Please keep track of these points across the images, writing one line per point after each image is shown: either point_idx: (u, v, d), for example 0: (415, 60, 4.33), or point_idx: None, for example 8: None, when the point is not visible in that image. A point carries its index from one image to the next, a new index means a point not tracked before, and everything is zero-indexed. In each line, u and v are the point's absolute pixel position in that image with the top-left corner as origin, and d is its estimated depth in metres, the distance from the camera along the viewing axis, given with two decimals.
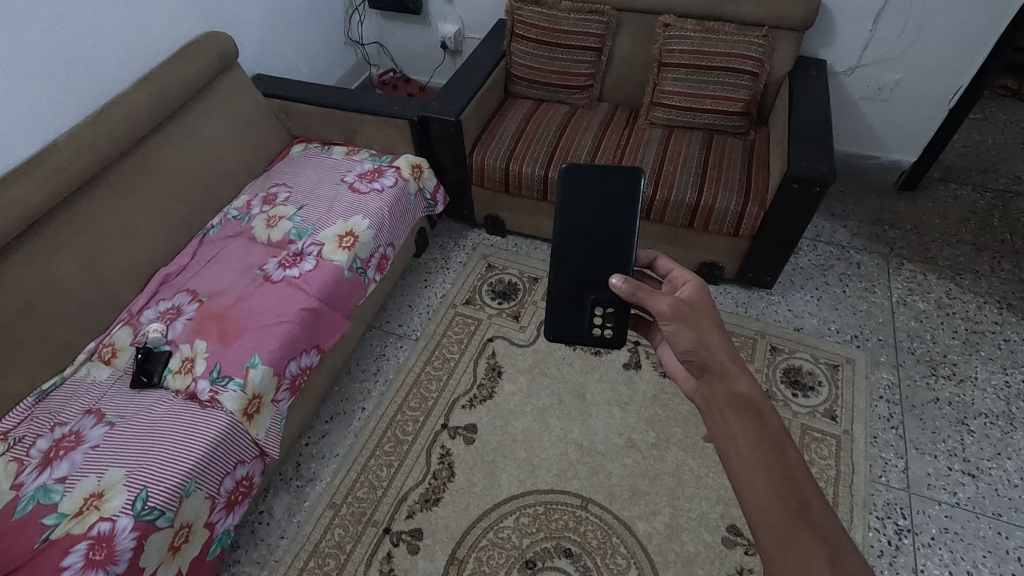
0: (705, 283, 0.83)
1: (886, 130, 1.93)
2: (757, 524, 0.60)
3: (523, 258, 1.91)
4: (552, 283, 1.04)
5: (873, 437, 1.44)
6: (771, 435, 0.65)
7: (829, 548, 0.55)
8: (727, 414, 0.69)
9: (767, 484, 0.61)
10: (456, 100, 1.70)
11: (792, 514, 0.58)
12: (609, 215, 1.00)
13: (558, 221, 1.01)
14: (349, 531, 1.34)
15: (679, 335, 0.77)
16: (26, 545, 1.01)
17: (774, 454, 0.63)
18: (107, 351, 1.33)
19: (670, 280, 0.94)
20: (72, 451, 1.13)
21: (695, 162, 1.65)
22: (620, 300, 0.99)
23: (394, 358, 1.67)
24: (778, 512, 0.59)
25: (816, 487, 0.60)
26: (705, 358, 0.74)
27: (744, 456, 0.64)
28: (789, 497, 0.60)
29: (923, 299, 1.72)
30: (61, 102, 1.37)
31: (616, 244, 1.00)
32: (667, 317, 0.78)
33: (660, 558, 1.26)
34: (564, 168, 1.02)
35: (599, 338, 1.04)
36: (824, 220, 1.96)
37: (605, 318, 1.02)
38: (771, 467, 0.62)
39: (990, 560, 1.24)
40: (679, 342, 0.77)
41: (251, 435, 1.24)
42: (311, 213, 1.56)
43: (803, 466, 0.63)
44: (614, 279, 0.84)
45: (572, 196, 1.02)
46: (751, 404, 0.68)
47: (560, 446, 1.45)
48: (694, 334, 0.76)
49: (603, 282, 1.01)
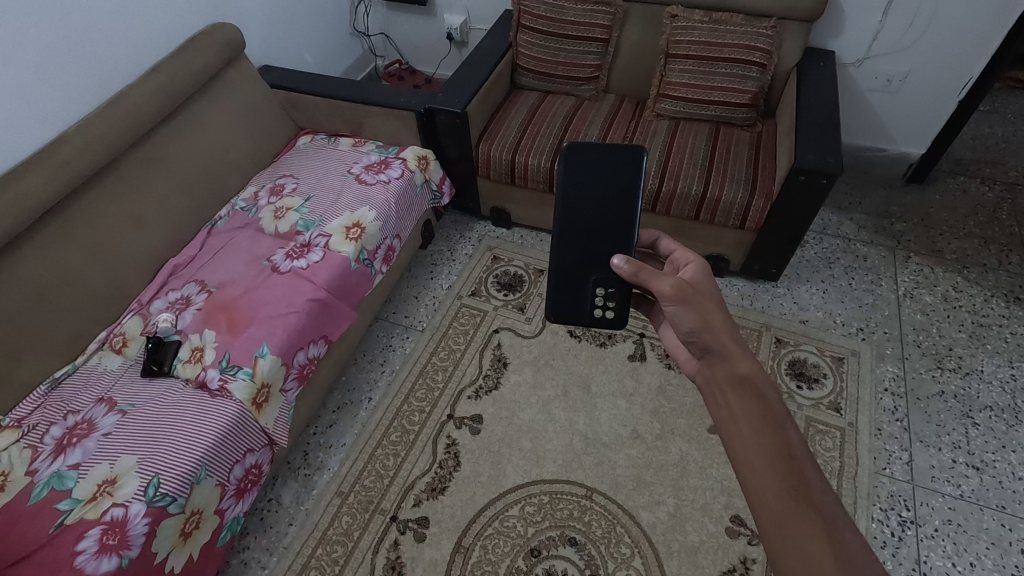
0: (707, 267, 0.85)
1: (894, 122, 1.92)
2: (757, 501, 0.60)
3: (528, 249, 1.92)
4: (554, 262, 1.04)
5: (878, 429, 1.44)
6: (772, 417, 0.65)
7: (826, 526, 0.56)
8: (728, 395, 0.69)
9: (769, 464, 0.61)
10: (462, 92, 1.70)
11: (790, 494, 0.59)
12: (611, 193, 1.02)
13: (560, 199, 1.02)
14: (357, 519, 1.36)
15: (681, 316, 0.77)
16: (41, 530, 1.03)
17: (774, 435, 0.64)
18: (118, 340, 1.35)
19: (674, 261, 0.94)
20: (85, 439, 1.15)
21: (702, 154, 1.65)
22: (623, 280, 1.00)
23: (400, 349, 1.68)
24: (777, 491, 0.59)
25: (815, 467, 0.61)
26: (707, 339, 0.74)
27: (744, 436, 0.64)
28: (790, 476, 0.60)
29: (930, 292, 1.72)
30: (70, 94, 1.38)
31: (618, 223, 1.01)
32: (669, 298, 0.77)
33: (664, 548, 1.28)
34: (566, 146, 1.02)
35: (600, 319, 1.03)
36: (831, 213, 1.95)
37: (607, 298, 1.02)
38: (770, 448, 0.62)
39: (993, 552, 1.25)
40: (681, 323, 0.77)
41: (260, 424, 1.26)
42: (318, 205, 1.57)
43: (803, 446, 0.63)
44: (615, 259, 0.82)
45: (575, 175, 1.03)
46: (752, 385, 0.68)
47: (565, 437, 1.46)
48: (695, 316, 0.76)
49: (605, 263, 1.02)
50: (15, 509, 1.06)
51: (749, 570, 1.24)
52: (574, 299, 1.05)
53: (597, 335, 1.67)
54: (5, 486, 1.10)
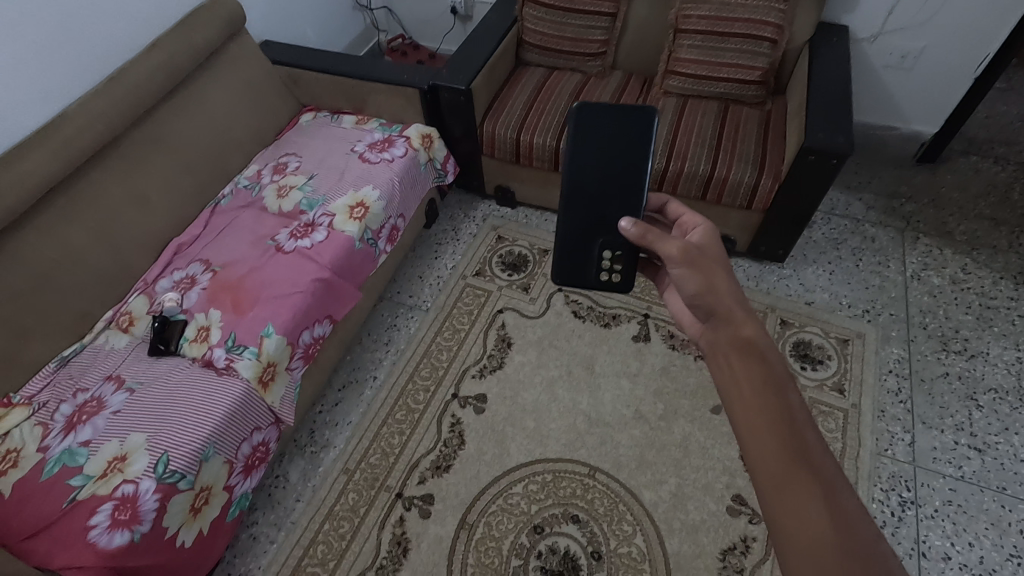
0: (713, 231, 0.84)
1: (906, 100, 1.88)
2: (755, 465, 0.60)
3: (533, 229, 1.90)
4: (561, 225, 1.04)
5: (881, 411, 1.45)
6: (774, 380, 0.65)
7: (824, 488, 0.56)
8: (731, 358, 0.68)
9: (770, 427, 0.61)
10: (467, 69, 1.67)
11: (791, 458, 0.58)
12: (619, 154, 1.00)
13: (568, 163, 1.01)
14: (363, 496, 1.38)
15: (686, 279, 0.77)
16: (55, 505, 1.05)
17: (777, 398, 0.63)
18: (124, 319, 1.36)
19: (680, 225, 0.94)
20: (95, 416, 1.17)
21: (710, 133, 1.62)
22: (630, 244, 0.99)
23: (404, 328, 1.68)
24: (777, 455, 0.59)
25: (815, 431, 0.61)
26: (710, 303, 0.74)
27: (746, 398, 0.63)
28: (789, 440, 0.60)
29: (937, 274, 1.71)
30: (69, 71, 1.36)
31: (627, 186, 0.99)
32: (675, 261, 0.78)
33: (665, 526, 1.30)
34: (575, 108, 1.00)
35: (607, 283, 1.03)
36: (840, 193, 1.93)
37: (614, 262, 1.01)
38: (772, 411, 0.62)
39: (992, 532, 1.26)
40: (686, 286, 0.77)
41: (266, 402, 1.27)
42: (322, 184, 1.56)
43: (803, 410, 0.63)
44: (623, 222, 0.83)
45: (582, 137, 1.01)
46: (755, 348, 0.68)
47: (568, 417, 1.47)
48: (700, 279, 0.76)
49: (612, 225, 1.01)
50: (28, 485, 1.08)
51: (749, 548, 1.26)
52: (581, 261, 1.05)
53: (601, 315, 1.67)
54: (17, 462, 1.11)
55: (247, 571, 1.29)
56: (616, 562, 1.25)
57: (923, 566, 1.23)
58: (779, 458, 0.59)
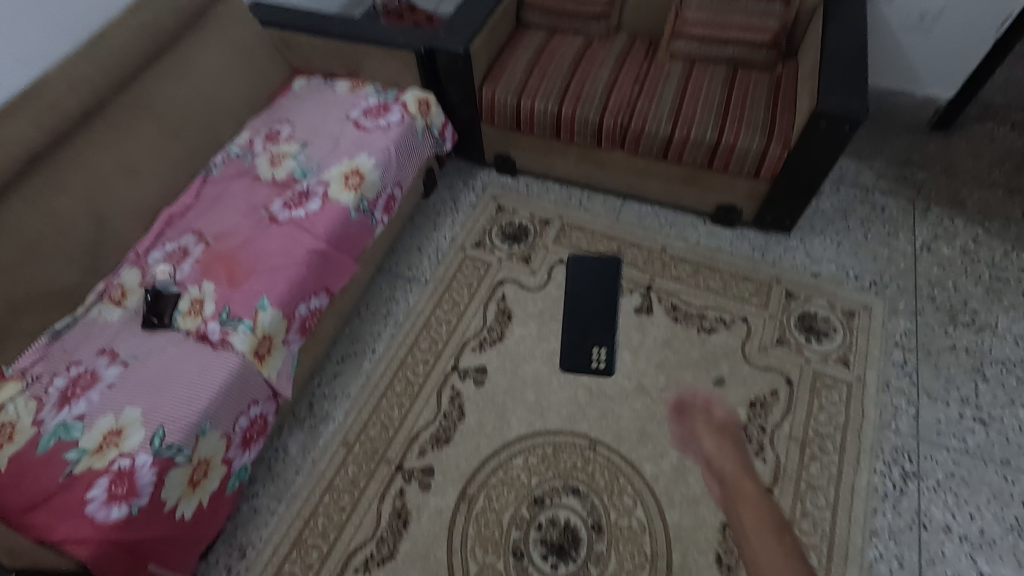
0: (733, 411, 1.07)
1: (924, 64, 1.82)
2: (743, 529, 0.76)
3: (533, 199, 1.86)
4: None
5: (886, 384, 1.43)
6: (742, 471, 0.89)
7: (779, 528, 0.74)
8: (736, 486, 0.85)
9: (774, 542, 0.72)
10: (465, 30, 1.60)
11: (762, 505, 0.78)
12: None
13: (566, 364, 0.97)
14: (363, 469, 1.37)
15: (724, 460, 0.92)
16: (50, 479, 1.04)
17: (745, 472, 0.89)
18: (116, 291, 1.32)
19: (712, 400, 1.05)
20: (89, 390, 1.15)
21: (717, 98, 1.56)
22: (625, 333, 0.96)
23: (403, 301, 1.65)
24: (757, 513, 0.77)
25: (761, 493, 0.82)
26: (719, 464, 0.92)
27: (738, 488, 0.84)
28: (769, 508, 0.78)
29: (948, 244, 1.67)
30: (49, 32, 1.30)
31: None
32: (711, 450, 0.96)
33: (666, 498, 1.29)
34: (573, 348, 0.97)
35: None
36: (850, 161, 1.87)
37: None
38: (754, 500, 0.80)
39: (993, 505, 1.26)
40: (724, 463, 0.92)
41: (263, 375, 1.25)
42: (316, 152, 1.51)
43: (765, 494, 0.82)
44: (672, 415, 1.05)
45: None
46: (747, 468, 0.90)
47: (569, 390, 1.46)
48: (716, 446, 0.96)
49: None
50: (24, 459, 1.07)
51: None
52: None
53: None
54: (12, 436, 1.10)
55: (249, 542, 1.29)
56: (617, 534, 1.26)
57: (923, 538, 1.23)
58: (772, 534, 0.73)
